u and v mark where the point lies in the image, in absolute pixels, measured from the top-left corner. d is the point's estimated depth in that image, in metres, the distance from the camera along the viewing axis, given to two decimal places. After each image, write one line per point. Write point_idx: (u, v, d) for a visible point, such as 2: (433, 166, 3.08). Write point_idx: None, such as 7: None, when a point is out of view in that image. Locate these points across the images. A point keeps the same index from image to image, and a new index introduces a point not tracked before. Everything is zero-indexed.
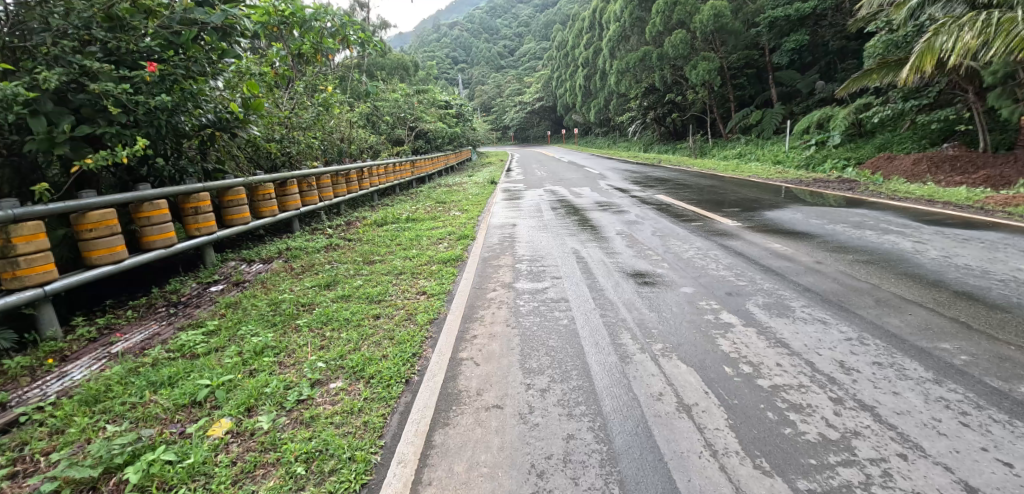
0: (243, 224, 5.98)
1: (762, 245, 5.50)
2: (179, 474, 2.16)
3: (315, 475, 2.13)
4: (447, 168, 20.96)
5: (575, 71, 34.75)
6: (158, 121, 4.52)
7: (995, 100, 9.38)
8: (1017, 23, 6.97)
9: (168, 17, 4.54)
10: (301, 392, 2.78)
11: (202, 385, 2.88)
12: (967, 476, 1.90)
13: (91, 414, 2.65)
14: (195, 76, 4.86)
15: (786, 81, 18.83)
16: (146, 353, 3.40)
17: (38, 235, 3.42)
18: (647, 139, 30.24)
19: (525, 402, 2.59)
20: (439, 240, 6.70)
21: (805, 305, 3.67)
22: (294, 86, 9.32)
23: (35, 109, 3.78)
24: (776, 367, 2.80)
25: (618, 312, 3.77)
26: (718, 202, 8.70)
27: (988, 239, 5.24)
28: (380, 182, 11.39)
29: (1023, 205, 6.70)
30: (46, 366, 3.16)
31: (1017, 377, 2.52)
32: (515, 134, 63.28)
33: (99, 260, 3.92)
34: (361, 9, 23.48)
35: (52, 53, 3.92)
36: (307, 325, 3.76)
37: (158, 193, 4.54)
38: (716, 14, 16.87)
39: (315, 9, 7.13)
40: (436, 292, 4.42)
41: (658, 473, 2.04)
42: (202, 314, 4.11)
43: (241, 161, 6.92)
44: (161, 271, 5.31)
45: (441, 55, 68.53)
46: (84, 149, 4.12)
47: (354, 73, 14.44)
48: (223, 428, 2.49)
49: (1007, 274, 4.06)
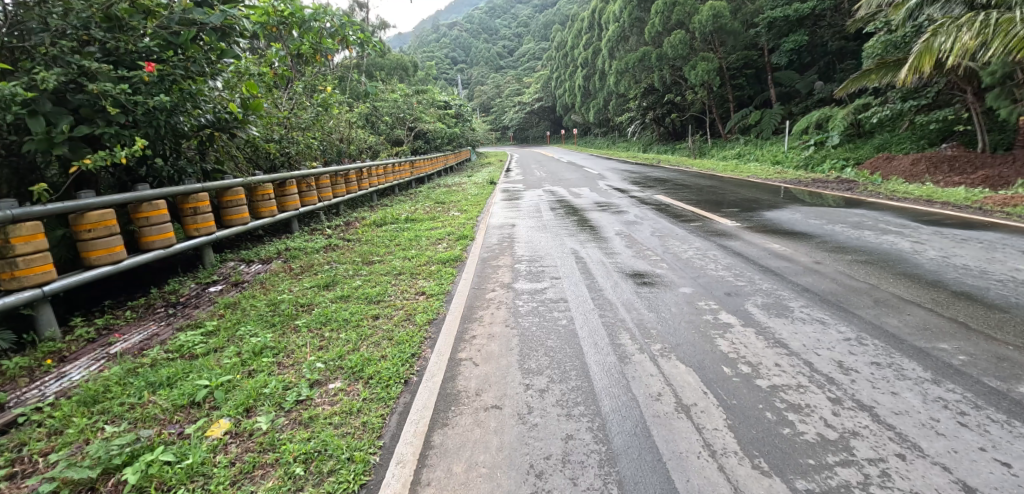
0: (243, 224, 5.98)
1: (761, 245, 5.51)
2: (178, 475, 2.15)
3: (314, 476, 2.13)
4: (447, 169, 20.96)
5: (575, 71, 34.76)
6: (157, 121, 4.52)
7: (993, 100, 9.39)
8: (1015, 24, 6.97)
9: (167, 17, 4.54)
10: (300, 392, 2.78)
11: (201, 386, 2.88)
12: (965, 476, 1.90)
13: (90, 415, 2.65)
14: (194, 77, 4.86)
15: (785, 81, 18.85)
16: (145, 353, 3.40)
17: (37, 235, 3.42)
18: (647, 139, 30.26)
19: (525, 402, 2.60)
20: (439, 240, 6.70)
21: (804, 305, 3.67)
22: (294, 86, 9.32)
23: (34, 109, 3.77)
24: (775, 367, 2.81)
25: (616, 312, 3.78)
26: (717, 202, 8.71)
27: (986, 239, 5.25)
28: (380, 182, 11.39)
29: (1021, 206, 6.71)
30: (45, 366, 3.15)
31: (1015, 378, 2.53)
32: (515, 134, 63.29)
33: (98, 261, 3.92)
34: (361, 9, 23.50)
35: (51, 53, 3.92)
36: (306, 326, 3.76)
37: (157, 193, 4.54)
38: (715, 14, 16.89)
39: (315, 9, 7.13)
40: (435, 293, 4.42)
41: (657, 473, 2.04)
42: (201, 315, 4.11)
43: (240, 161, 6.92)
44: (160, 271, 5.31)
45: (441, 55, 68.55)
46: (83, 150, 4.12)
47: (354, 73, 14.46)
48: (222, 428, 2.49)
49: (1005, 274, 4.07)
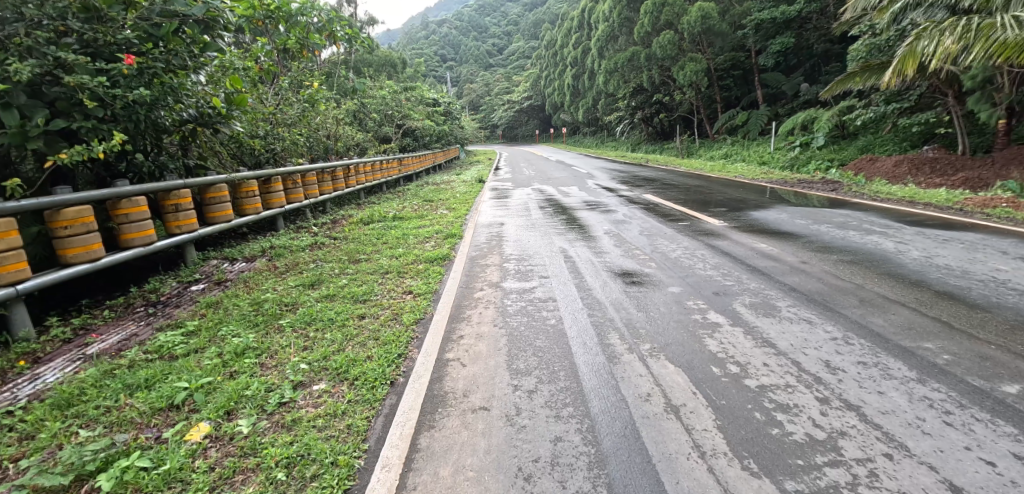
0: (226, 221, 5.86)
1: (748, 244, 5.54)
2: (155, 482, 2.08)
3: (296, 481, 2.07)
4: (434, 167, 20.90)
5: (564, 71, 34.79)
6: (135, 116, 4.41)
7: (974, 103, 9.56)
8: (996, 29, 7.06)
9: (147, 9, 4.42)
10: (283, 394, 2.72)
11: (180, 388, 2.80)
12: (951, 476, 1.91)
13: (64, 418, 2.57)
14: (176, 70, 4.74)
15: (772, 82, 19.07)
16: (123, 355, 3.30)
17: (10, 232, 3.29)
18: (636, 138, 30.41)
19: (513, 404, 2.56)
20: (426, 238, 6.65)
21: (790, 304, 3.70)
22: (279, 82, 9.22)
23: (8, 102, 3.66)
24: (764, 367, 2.81)
25: (605, 311, 3.76)
26: (704, 202, 8.74)
27: (967, 240, 5.35)
28: (367, 180, 11.31)
29: (1000, 207, 6.86)
30: (18, 367, 3.06)
31: (998, 377, 2.55)
32: (505, 132, 63.02)
33: (74, 259, 3.80)
34: (349, 5, 23.24)
35: (26, 43, 3.74)
36: (290, 325, 3.69)
37: (136, 190, 4.38)
38: (703, 15, 16.95)
39: (301, 4, 6.98)
40: (423, 291, 4.38)
41: (647, 476, 2.02)
42: (183, 314, 4.02)
43: (223, 157, 6.76)
44: (141, 268, 5.17)
45: (429, 53, 68.43)
46: (58, 144, 4.01)
47: (341, 70, 14.34)
48: (201, 432, 2.42)
49: (986, 274, 4.14)
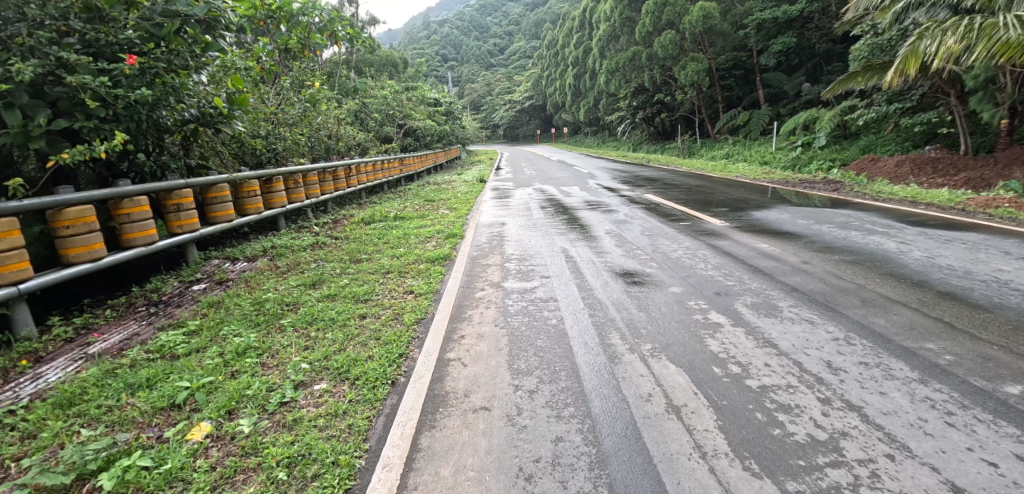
0: (228, 221, 5.86)
1: (749, 244, 5.53)
2: (156, 481, 2.09)
3: (297, 481, 2.08)
4: (435, 166, 20.90)
5: (565, 70, 34.77)
6: (137, 116, 4.40)
7: (977, 103, 9.50)
8: (998, 29, 7.04)
9: (149, 9, 4.43)
10: (284, 394, 2.72)
11: (182, 387, 2.80)
12: (953, 476, 1.90)
13: (65, 418, 2.57)
14: (177, 70, 4.75)
15: (773, 82, 19.04)
16: (124, 354, 3.31)
17: (12, 232, 3.29)
18: (637, 138, 30.39)
19: (514, 404, 2.56)
20: (428, 238, 6.65)
21: (792, 304, 3.69)
22: (280, 82, 9.23)
23: (10, 102, 3.67)
24: (765, 367, 2.80)
25: (606, 311, 3.76)
26: (706, 202, 8.73)
27: (969, 240, 5.33)
28: (368, 179, 11.32)
29: (1003, 207, 6.84)
30: (20, 367, 3.07)
31: (1000, 377, 2.55)
32: (506, 132, 63.02)
33: (76, 259, 3.80)
34: (350, 5, 23.25)
35: (28, 43, 3.74)
36: (291, 325, 3.69)
37: (137, 190, 4.38)
38: (705, 15, 16.91)
39: (303, 4, 6.97)
40: (424, 291, 4.38)
41: (648, 476, 2.02)
42: (184, 314, 4.03)
43: (224, 157, 6.77)
44: (142, 268, 5.18)
45: (430, 53, 68.43)
46: (60, 144, 4.02)
47: (343, 70, 14.35)
48: (202, 432, 2.42)
49: (988, 274, 4.13)
